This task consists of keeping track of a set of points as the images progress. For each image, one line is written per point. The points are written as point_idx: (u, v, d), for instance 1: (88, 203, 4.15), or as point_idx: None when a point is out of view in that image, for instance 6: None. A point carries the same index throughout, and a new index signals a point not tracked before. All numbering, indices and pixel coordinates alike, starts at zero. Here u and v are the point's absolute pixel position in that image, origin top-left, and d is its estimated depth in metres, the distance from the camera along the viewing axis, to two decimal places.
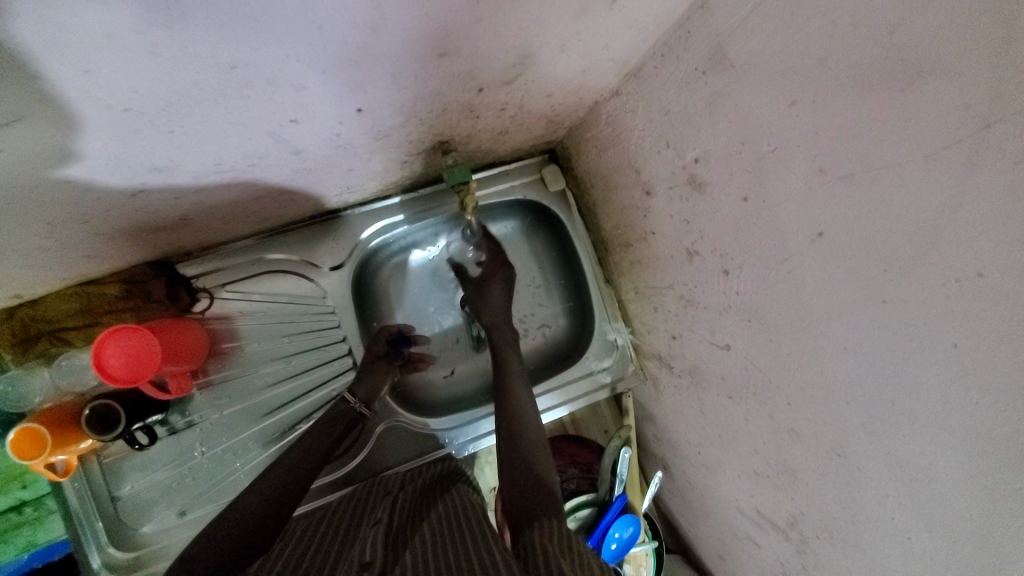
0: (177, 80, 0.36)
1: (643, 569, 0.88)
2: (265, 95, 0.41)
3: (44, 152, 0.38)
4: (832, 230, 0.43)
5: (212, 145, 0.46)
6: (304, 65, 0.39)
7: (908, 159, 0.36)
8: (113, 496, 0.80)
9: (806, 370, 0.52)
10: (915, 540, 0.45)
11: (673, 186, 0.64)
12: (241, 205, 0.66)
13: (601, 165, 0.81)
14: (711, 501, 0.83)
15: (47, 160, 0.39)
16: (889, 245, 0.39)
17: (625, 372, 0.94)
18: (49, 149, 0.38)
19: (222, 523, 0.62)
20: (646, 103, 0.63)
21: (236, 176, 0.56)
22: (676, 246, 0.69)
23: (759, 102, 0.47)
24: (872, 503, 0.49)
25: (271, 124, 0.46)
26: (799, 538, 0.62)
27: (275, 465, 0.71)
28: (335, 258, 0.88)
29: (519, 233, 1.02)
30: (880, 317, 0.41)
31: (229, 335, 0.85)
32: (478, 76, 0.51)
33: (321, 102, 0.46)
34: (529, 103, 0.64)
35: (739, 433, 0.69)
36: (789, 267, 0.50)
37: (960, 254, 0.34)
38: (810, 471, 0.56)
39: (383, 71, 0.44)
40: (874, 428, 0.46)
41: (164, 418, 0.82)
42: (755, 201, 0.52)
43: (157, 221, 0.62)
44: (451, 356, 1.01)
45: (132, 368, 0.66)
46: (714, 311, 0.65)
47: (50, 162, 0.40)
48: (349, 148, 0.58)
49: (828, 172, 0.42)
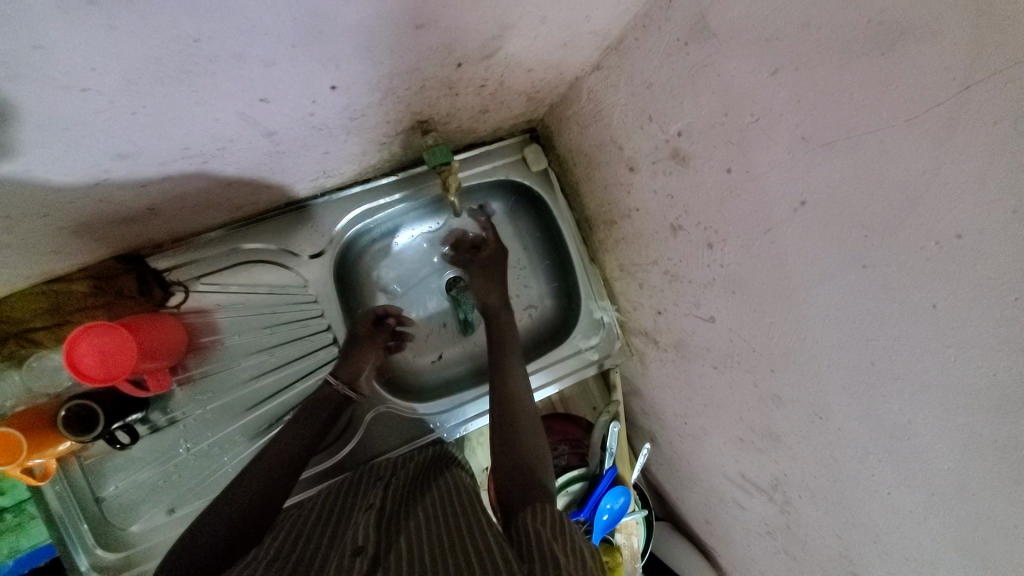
0: (136, 55, 0.33)
1: (634, 536, 0.91)
2: (232, 71, 0.39)
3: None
4: (814, 199, 0.44)
5: (178, 127, 0.44)
6: (273, 38, 0.37)
7: (889, 125, 0.36)
8: (97, 497, 0.78)
9: (790, 338, 0.53)
10: (895, 493, 0.47)
11: (657, 161, 0.64)
12: (214, 193, 0.63)
13: (583, 141, 0.80)
14: (698, 470, 0.86)
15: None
16: (870, 211, 0.39)
17: (612, 349, 0.95)
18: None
19: (214, 514, 0.62)
20: (627, 77, 0.62)
21: (206, 161, 0.53)
22: (661, 222, 0.69)
23: (741, 72, 0.47)
24: (854, 461, 0.51)
25: (240, 103, 0.44)
26: (783, 499, 0.65)
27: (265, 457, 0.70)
28: (315, 246, 0.86)
29: (502, 214, 1.01)
30: (860, 281, 0.43)
31: (208, 329, 0.82)
32: (457, 50, 0.49)
33: (292, 79, 0.44)
34: (509, 79, 0.62)
35: (724, 402, 0.71)
36: (772, 238, 0.50)
37: (938, 216, 0.35)
38: (793, 434, 0.59)
39: (355, 45, 0.42)
40: (855, 391, 0.47)
41: (144, 416, 0.80)
42: (738, 171, 0.52)
43: (125, 212, 0.59)
44: (438, 341, 1.00)
45: (107, 366, 0.63)
46: (698, 284, 0.66)
47: (1, 150, 0.37)
48: (324, 129, 0.56)
49: (811, 140, 0.43)
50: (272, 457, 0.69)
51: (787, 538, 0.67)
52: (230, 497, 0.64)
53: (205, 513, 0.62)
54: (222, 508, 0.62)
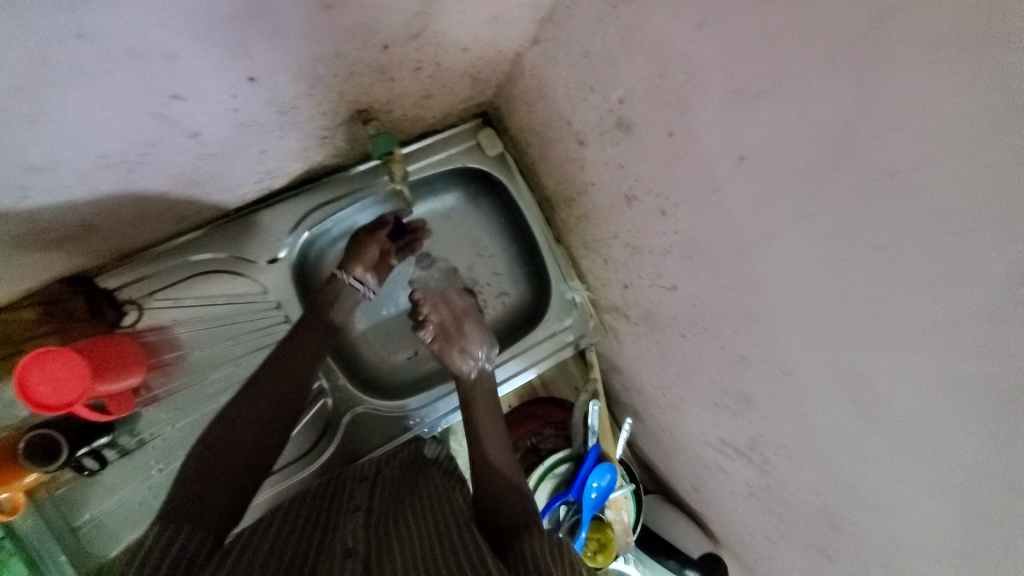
0: (19, 56, 0.31)
1: (624, 511, 0.90)
2: (133, 68, 0.37)
3: None
4: (753, 153, 0.43)
5: (89, 134, 0.42)
6: (170, 27, 0.35)
7: (814, 66, 0.35)
8: (72, 526, 0.75)
9: (747, 298, 0.53)
10: (862, 441, 0.47)
11: (604, 132, 0.63)
12: (152, 204, 0.61)
13: (534, 120, 0.79)
14: (680, 439, 0.86)
15: None
16: (805, 158, 0.39)
17: (586, 328, 0.95)
18: None
19: (192, 510, 0.55)
20: (565, 48, 0.61)
21: (132, 170, 0.51)
22: (616, 194, 0.68)
23: (669, 30, 0.46)
24: (821, 413, 0.51)
25: (152, 102, 0.42)
26: (761, 458, 0.65)
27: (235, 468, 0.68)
28: (271, 251, 0.84)
29: (464, 202, 0.99)
30: (805, 232, 0.42)
31: (168, 346, 0.80)
32: (380, 30, 0.48)
33: (205, 72, 0.42)
34: (445, 60, 0.61)
35: (696, 369, 0.71)
36: (719, 197, 0.50)
37: (868, 155, 0.35)
38: (763, 393, 0.59)
39: (267, 30, 0.40)
40: (812, 342, 0.47)
41: (111, 441, 0.77)
42: (680, 133, 0.51)
43: (58, 230, 0.57)
44: (412, 337, 0.99)
45: (63, 392, 0.61)
46: (658, 253, 0.65)
47: None
48: (255, 126, 0.54)
49: (742, 92, 0.42)
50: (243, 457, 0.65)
51: (769, 496, 0.67)
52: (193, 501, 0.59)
53: (182, 506, 0.56)
54: (201, 507, 0.56)
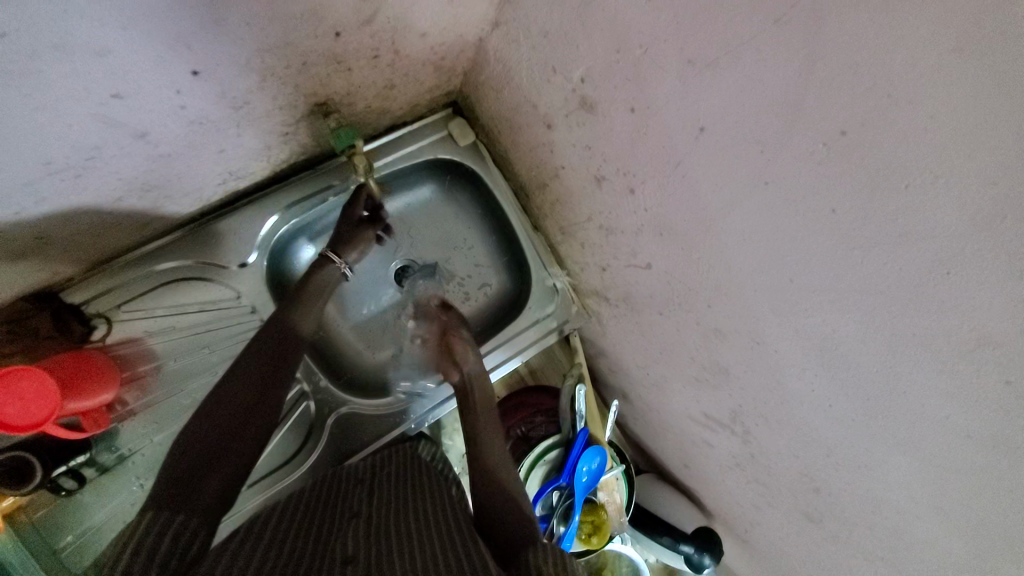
0: None
1: (616, 492, 0.91)
2: (63, 65, 0.35)
3: None
4: (712, 124, 0.43)
5: (25, 138, 0.40)
6: (95, 20, 0.34)
7: (762, 29, 0.35)
8: (54, 548, 0.73)
9: (718, 270, 0.53)
10: (835, 404, 0.48)
11: (568, 113, 0.63)
12: (107, 212, 0.59)
13: (501, 106, 0.78)
14: (666, 416, 0.87)
15: None
16: (761, 124, 0.39)
17: (569, 313, 0.95)
18: None
19: (189, 494, 0.53)
20: (524, 30, 0.60)
21: (81, 177, 0.49)
22: (585, 176, 0.68)
23: (622, 4, 0.45)
24: (796, 380, 0.52)
25: (89, 103, 0.40)
26: (743, 429, 0.66)
27: None
28: (243, 255, 0.82)
29: (439, 194, 0.98)
30: (767, 200, 0.42)
31: (142, 358, 0.78)
32: (328, 16, 0.46)
33: (143, 67, 0.40)
34: (402, 47, 0.59)
35: (676, 346, 0.71)
36: (682, 171, 0.50)
37: (821, 116, 0.35)
38: (740, 365, 0.59)
39: (204, 19, 0.39)
40: (781, 310, 0.48)
41: (90, 458, 0.76)
42: (641, 109, 0.51)
43: (10, 245, 0.55)
44: (394, 334, 0.98)
45: (32, 411, 0.60)
46: (631, 233, 0.65)
47: None
48: (207, 124, 0.52)
49: (696, 63, 0.42)
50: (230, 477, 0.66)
51: (753, 465, 0.68)
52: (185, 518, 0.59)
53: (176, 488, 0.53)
54: (197, 491, 0.54)
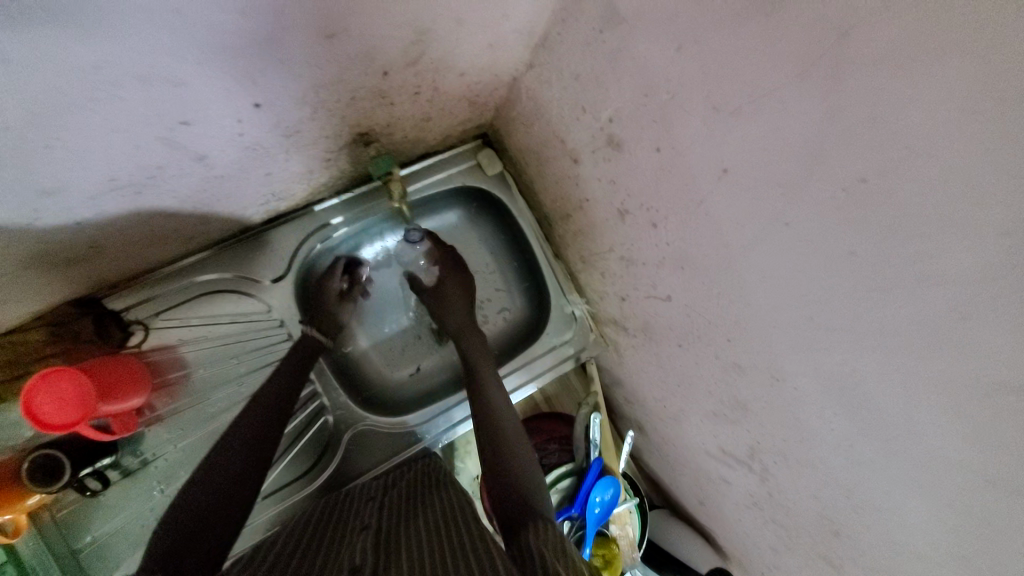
0: (36, 88, 0.33)
1: (629, 526, 0.89)
2: (142, 94, 0.39)
3: None
4: (735, 166, 0.45)
5: (100, 157, 0.44)
6: (178, 58, 0.38)
7: (787, 82, 0.37)
8: (74, 548, 0.75)
9: (737, 306, 0.54)
10: (855, 444, 0.48)
11: (595, 150, 0.66)
12: (158, 226, 0.63)
13: (530, 140, 0.81)
14: (682, 451, 0.86)
15: None
16: (784, 169, 0.41)
17: (586, 342, 0.96)
18: None
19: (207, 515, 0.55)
20: (557, 71, 0.64)
21: (140, 192, 0.53)
22: (609, 209, 0.70)
23: (653, 53, 0.48)
24: (815, 418, 0.52)
25: (159, 127, 0.44)
26: (761, 466, 0.65)
27: None
28: (276, 270, 0.86)
29: (464, 220, 1.02)
30: (788, 240, 0.44)
31: (173, 365, 0.81)
32: (379, 58, 0.51)
33: (211, 98, 0.44)
34: (442, 85, 0.63)
35: (694, 379, 0.71)
36: (705, 209, 0.52)
37: (843, 165, 0.36)
38: (758, 400, 0.59)
39: (271, 59, 0.43)
40: (801, 348, 0.48)
41: (114, 461, 0.78)
42: (666, 149, 0.53)
43: (68, 252, 0.59)
44: (413, 353, 1.00)
45: (68, 412, 0.62)
46: (652, 265, 0.67)
47: None
48: (260, 149, 0.56)
49: (721, 109, 0.44)
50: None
51: (771, 506, 0.67)
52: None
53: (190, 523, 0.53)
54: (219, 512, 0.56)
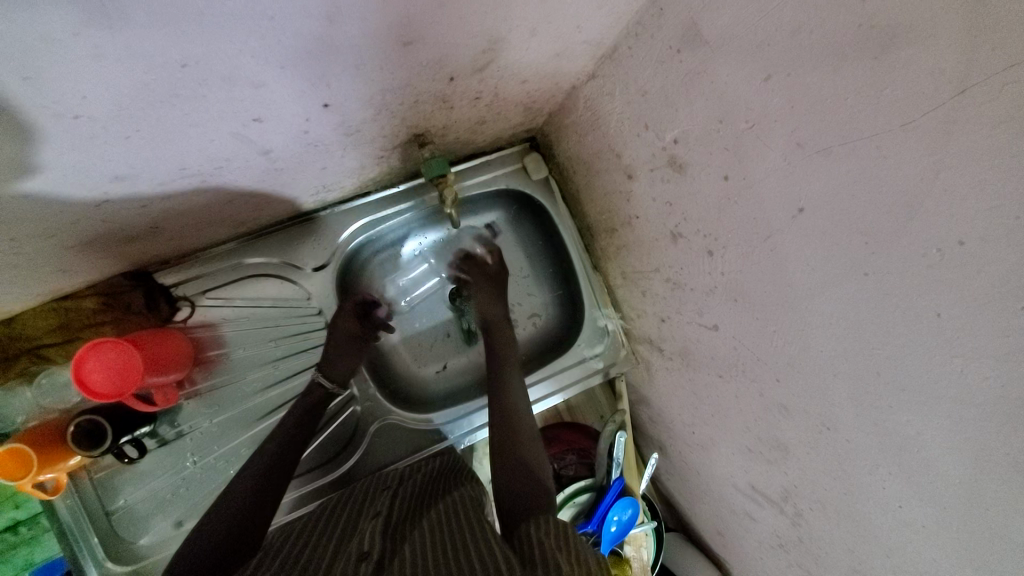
0: (126, 83, 0.34)
1: (643, 549, 0.87)
2: (222, 93, 0.40)
3: (10, 159, 0.36)
4: (813, 206, 0.43)
5: (174, 148, 0.45)
6: (261, 60, 0.38)
7: (887, 129, 0.35)
8: (107, 510, 0.79)
9: (794, 347, 0.52)
10: (907, 507, 0.45)
11: (655, 168, 0.64)
12: (214, 210, 0.64)
13: (582, 149, 0.80)
14: (707, 479, 0.84)
15: (13, 170, 0.38)
16: (870, 216, 0.38)
17: (617, 357, 0.94)
18: (12, 157, 0.36)
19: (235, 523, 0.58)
20: (623, 85, 0.62)
21: (204, 180, 0.54)
22: (660, 230, 0.68)
23: (734, 79, 0.46)
24: (866, 474, 0.49)
25: (234, 123, 0.45)
26: (794, 511, 0.62)
27: (253, 463, 0.68)
28: (318, 259, 0.87)
29: (504, 223, 1.01)
30: (862, 290, 0.41)
31: (214, 343, 0.84)
32: (448, 64, 0.50)
33: (284, 98, 0.44)
34: (503, 91, 0.62)
35: (731, 411, 0.69)
36: (772, 244, 0.49)
37: (938, 223, 0.34)
38: (802, 445, 0.57)
39: (345, 64, 0.43)
40: (862, 401, 0.46)
41: (153, 430, 0.81)
42: (735, 178, 0.51)
43: (129, 229, 0.60)
44: (442, 351, 1.00)
45: (115, 381, 0.64)
46: (700, 292, 0.65)
47: (16, 172, 0.38)
48: (320, 146, 0.57)
49: (806, 146, 0.42)
50: (268, 461, 0.68)
51: (799, 551, 0.64)
52: (220, 508, 0.63)
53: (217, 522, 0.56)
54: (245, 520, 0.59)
